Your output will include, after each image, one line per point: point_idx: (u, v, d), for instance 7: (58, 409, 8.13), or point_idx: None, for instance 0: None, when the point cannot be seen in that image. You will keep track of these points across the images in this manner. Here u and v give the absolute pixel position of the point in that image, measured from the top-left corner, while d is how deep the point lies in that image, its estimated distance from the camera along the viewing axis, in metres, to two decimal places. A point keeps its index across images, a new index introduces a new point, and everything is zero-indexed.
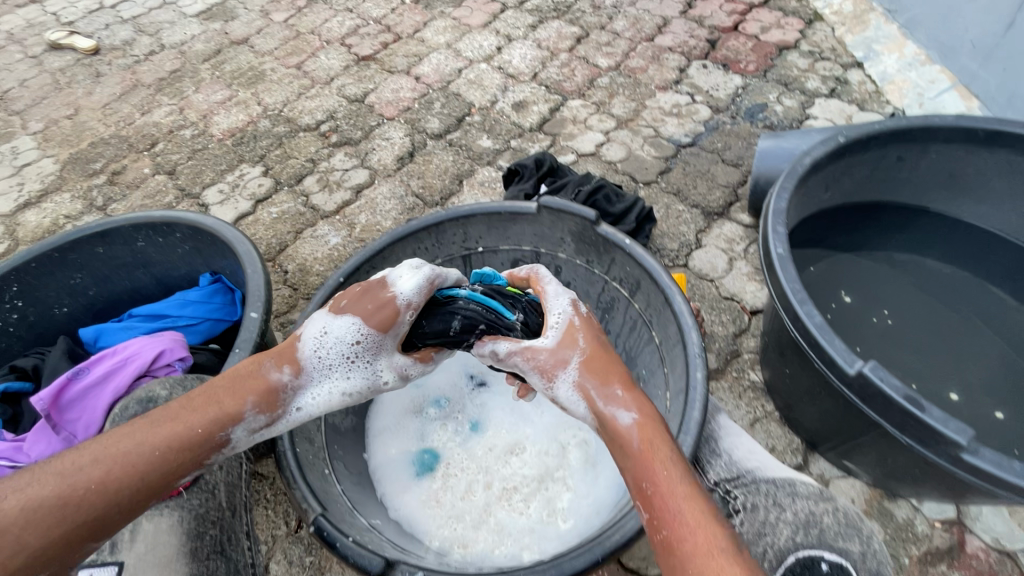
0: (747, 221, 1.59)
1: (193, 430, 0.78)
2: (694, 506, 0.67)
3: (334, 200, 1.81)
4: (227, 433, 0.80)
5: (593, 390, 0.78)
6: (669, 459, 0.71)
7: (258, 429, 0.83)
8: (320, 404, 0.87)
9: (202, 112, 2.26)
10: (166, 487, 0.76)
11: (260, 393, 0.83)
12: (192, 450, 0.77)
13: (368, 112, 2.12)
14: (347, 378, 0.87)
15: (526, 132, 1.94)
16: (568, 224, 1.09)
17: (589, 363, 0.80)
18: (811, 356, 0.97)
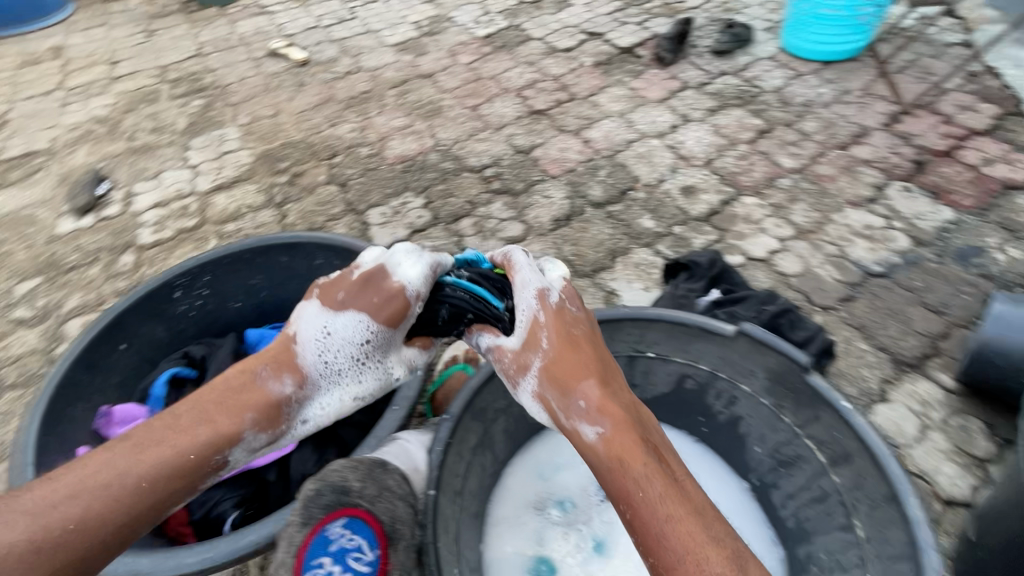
0: (950, 384, 1.35)
1: (189, 454, 0.81)
2: (680, 524, 0.73)
3: (486, 247, 1.81)
4: (223, 454, 0.83)
5: (558, 402, 0.85)
6: (639, 473, 0.77)
7: (260, 441, 0.87)
8: (331, 410, 0.95)
9: (381, 135, 2.42)
10: (161, 513, 0.79)
11: (256, 412, 0.86)
12: (189, 473, 0.81)
13: (532, 165, 2.14)
14: (358, 382, 0.96)
15: (692, 220, 1.84)
16: (766, 360, 0.96)
17: (555, 371, 0.87)
18: None
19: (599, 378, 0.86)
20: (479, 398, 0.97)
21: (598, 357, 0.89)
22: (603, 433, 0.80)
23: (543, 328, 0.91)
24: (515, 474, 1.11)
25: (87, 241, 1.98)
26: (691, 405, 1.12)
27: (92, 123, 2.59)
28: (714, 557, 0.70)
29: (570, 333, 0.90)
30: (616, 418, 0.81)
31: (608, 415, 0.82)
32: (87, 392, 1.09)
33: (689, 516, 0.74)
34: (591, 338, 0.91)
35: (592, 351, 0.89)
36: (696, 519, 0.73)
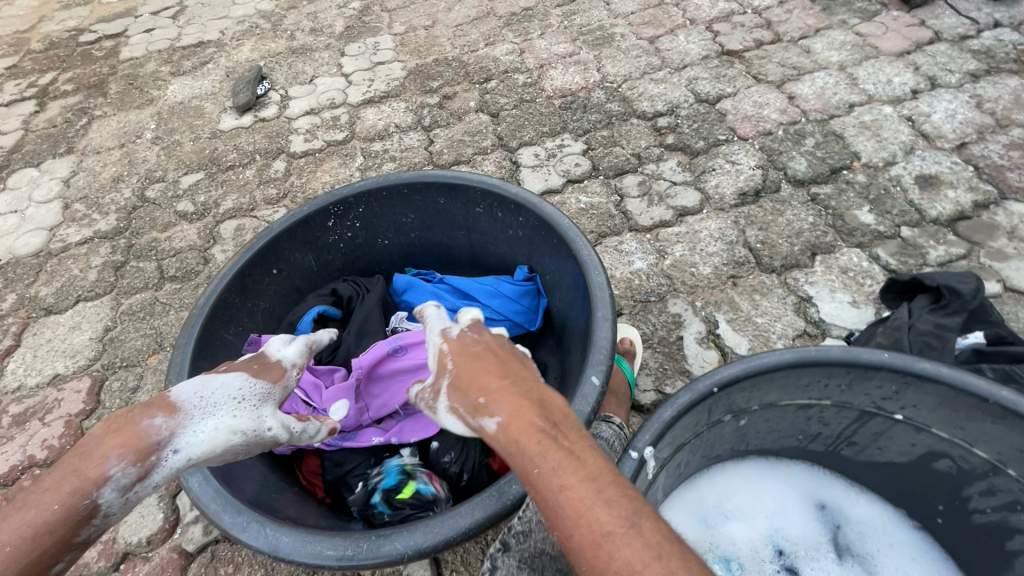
0: None
1: (43, 507, 0.61)
2: (572, 493, 0.54)
3: (651, 214, 1.55)
4: (90, 498, 0.63)
5: (462, 407, 0.65)
6: (532, 449, 0.58)
7: (129, 481, 0.66)
8: (206, 443, 0.73)
9: (541, 61, 2.15)
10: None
11: (125, 441, 0.67)
12: (49, 531, 0.60)
13: (717, 120, 1.78)
14: (233, 418, 0.76)
15: (928, 223, 1.42)
16: None
17: (463, 371, 0.69)
18: None
19: (501, 370, 0.67)
20: (665, 434, 0.73)
21: (504, 359, 0.70)
22: (498, 416, 0.61)
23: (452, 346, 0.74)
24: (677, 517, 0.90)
25: (245, 141, 1.99)
26: (933, 490, 0.85)
27: (257, 17, 2.58)
28: (615, 525, 0.52)
29: (466, 336, 0.75)
30: (508, 400, 0.62)
31: (501, 397, 0.63)
32: (239, 316, 1.04)
33: (586, 479, 0.55)
34: (494, 344, 0.75)
35: (494, 351, 0.73)
36: (595, 480, 0.55)
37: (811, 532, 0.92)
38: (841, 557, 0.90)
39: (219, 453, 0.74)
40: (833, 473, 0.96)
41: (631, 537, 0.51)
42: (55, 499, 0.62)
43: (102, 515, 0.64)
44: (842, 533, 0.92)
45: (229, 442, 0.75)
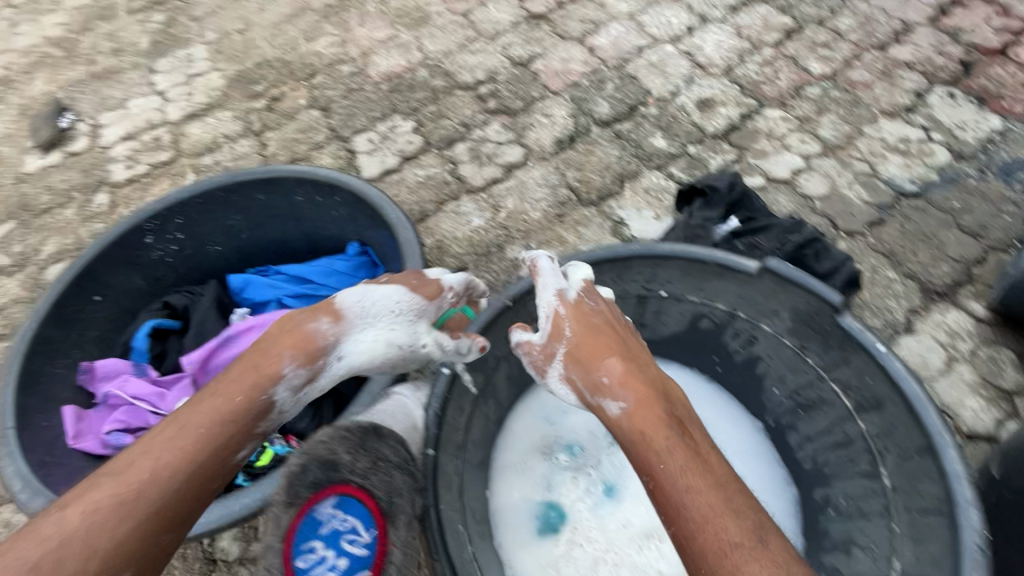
0: (982, 313, 1.25)
1: (230, 400, 0.78)
2: (697, 492, 0.66)
3: (482, 175, 1.68)
4: (266, 395, 0.80)
5: (587, 387, 0.82)
6: (661, 445, 0.71)
7: (298, 381, 0.84)
8: (363, 352, 0.90)
9: (364, 49, 2.18)
10: (217, 472, 0.74)
11: (296, 346, 0.84)
12: (236, 420, 0.77)
13: (531, 80, 1.94)
14: (391, 329, 0.92)
15: (708, 138, 1.67)
16: (792, 298, 0.86)
17: (585, 351, 0.83)
18: None
19: (622, 360, 0.81)
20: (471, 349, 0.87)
21: (624, 344, 0.84)
22: (625, 406, 0.76)
23: (568, 315, 0.86)
24: (521, 419, 1.05)
25: (57, 180, 1.85)
26: (705, 344, 1.05)
27: (46, 45, 2.35)
28: (735, 530, 0.63)
29: (591, 323, 0.86)
30: (641, 395, 0.76)
31: (626, 386, 0.78)
32: (65, 348, 1.03)
33: (706, 480, 0.68)
34: (616, 326, 0.87)
35: (617, 339, 0.85)
36: (718, 483, 0.67)
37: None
38: None
39: (376, 359, 0.91)
40: None
41: (756, 551, 0.62)
42: (238, 395, 0.78)
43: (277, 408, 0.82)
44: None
45: (376, 352, 0.91)
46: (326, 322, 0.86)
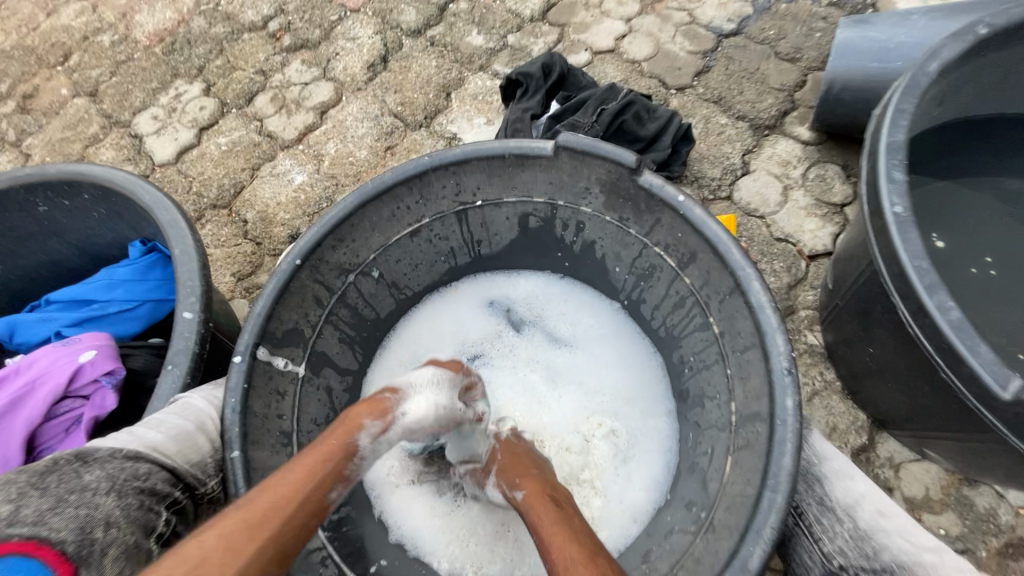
0: (808, 136, 1.26)
1: (323, 448, 0.62)
2: (556, 535, 0.61)
3: (294, 125, 1.47)
4: (355, 442, 0.64)
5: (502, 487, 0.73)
6: (541, 513, 0.65)
7: (374, 440, 0.65)
8: (418, 421, 0.68)
9: (120, 9, 1.77)
10: (320, 513, 0.59)
11: (377, 407, 0.67)
12: (322, 471, 0.60)
13: (325, 2, 1.66)
14: (435, 392, 0.71)
15: (526, 23, 1.52)
16: (596, 171, 0.81)
17: (501, 460, 0.76)
18: (934, 362, 0.64)
19: (529, 461, 0.75)
20: (270, 323, 0.76)
21: (540, 455, 0.79)
22: (522, 489, 0.69)
23: (501, 443, 0.80)
24: (377, 378, 0.96)
25: None
26: (544, 243, 0.98)
27: None
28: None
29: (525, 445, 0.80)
30: (541, 481, 0.70)
31: (528, 476, 0.71)
32: None
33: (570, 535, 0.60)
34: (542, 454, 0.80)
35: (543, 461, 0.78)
36: (572, 530, 0.61)
37: (488, 327, 1.03)
38: (519, 329, 1.03)
39: (423, 422, 0.68)
40: (491, 273, 1.04)
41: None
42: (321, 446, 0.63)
43: (357, 459, 0.64)
44: (514, 310, 1.03)
45: (447, 411, 0.71)
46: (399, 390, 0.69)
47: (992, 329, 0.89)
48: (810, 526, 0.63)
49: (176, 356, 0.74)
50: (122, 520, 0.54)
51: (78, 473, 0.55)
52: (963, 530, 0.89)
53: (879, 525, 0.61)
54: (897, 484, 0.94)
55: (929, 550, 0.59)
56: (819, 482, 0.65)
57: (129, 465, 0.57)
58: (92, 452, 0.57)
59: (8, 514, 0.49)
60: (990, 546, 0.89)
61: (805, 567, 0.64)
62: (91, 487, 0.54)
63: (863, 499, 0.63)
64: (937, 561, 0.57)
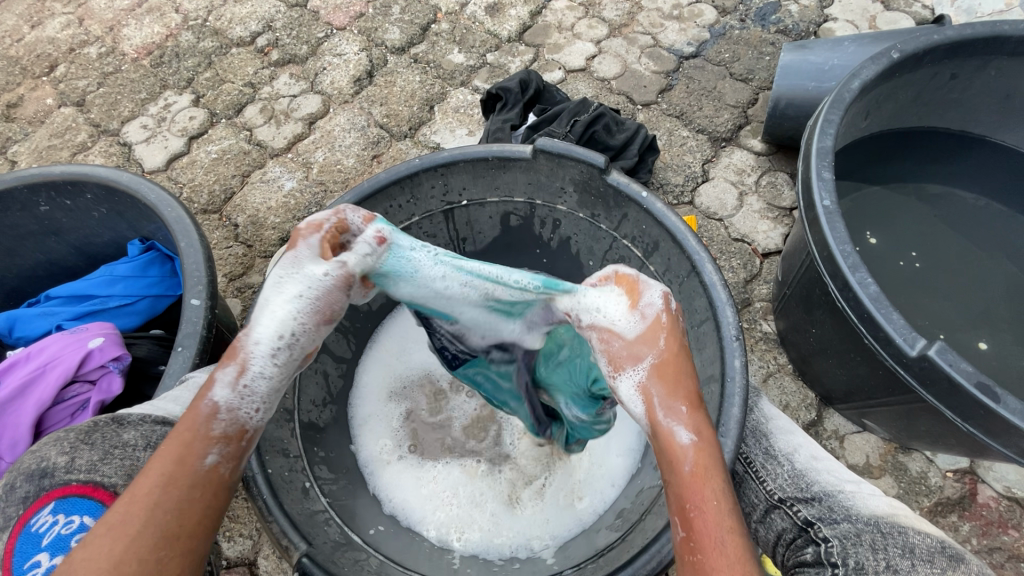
0: (760, 148, 1.39)
1: (186, 420, 0.53)
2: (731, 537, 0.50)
3: (283, 135, 1.54)
4: (217, 396, 0.54)
5: (657, 402, 0.56)
6: (711, 494, 0.52)
7: (247, 385, 0.55)
8: (279, 329, 0.57)
9: (108, 23, 1.82)
10: (208, 479, 0.51)
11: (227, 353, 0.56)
12: (185, 444, 0.51)
13: (312, 20, 1.74)
14: (280, 296, 0.58)
15: (504, 43, 1.63)
16: (570, 172, 0.90)
17: (661, 383, 0.57)
18: (860, 333, 0.75)
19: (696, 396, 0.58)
20: None
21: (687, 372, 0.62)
22: (693, 435, 0.54)
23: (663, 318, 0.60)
24: (369, 368, 1.03)
25: None
26: (524, 240, 1.07)
27: None
28: None
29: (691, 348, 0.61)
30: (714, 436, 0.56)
31: (705, 422, 0.56)
32: None
33: (746, 556, 0.50)
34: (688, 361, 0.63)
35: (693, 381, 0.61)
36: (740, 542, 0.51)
37: None
38: None
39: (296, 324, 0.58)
40: None
41: None
42: (184, 418, 0.53)
43: (230, 413, 0.54)
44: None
45: (304, 306, 0.58)
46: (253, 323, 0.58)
47: (917, 312, 1.02)
48: (756, 470, 0.74)
49: (185, 340, 0.80)
50: None
51: (117, 432, 0.62)
52: (898, 491, 1.01)
53: (811, 465, 0.73)
54: (841, 453, 1.05)
55: (849, 482, 0.72)
56: (764, 438, 0.77)
57: (160, 428, 0.64)
58: (127, 416, 0.64)
59: (66, 463, 0.58)
60: (921, 504, 1.00)
61: (751, 506, 0.74)
62: (131, 444, 0.61)
63: (798, 447, 0.76)
64: (857, 489, 0.70)
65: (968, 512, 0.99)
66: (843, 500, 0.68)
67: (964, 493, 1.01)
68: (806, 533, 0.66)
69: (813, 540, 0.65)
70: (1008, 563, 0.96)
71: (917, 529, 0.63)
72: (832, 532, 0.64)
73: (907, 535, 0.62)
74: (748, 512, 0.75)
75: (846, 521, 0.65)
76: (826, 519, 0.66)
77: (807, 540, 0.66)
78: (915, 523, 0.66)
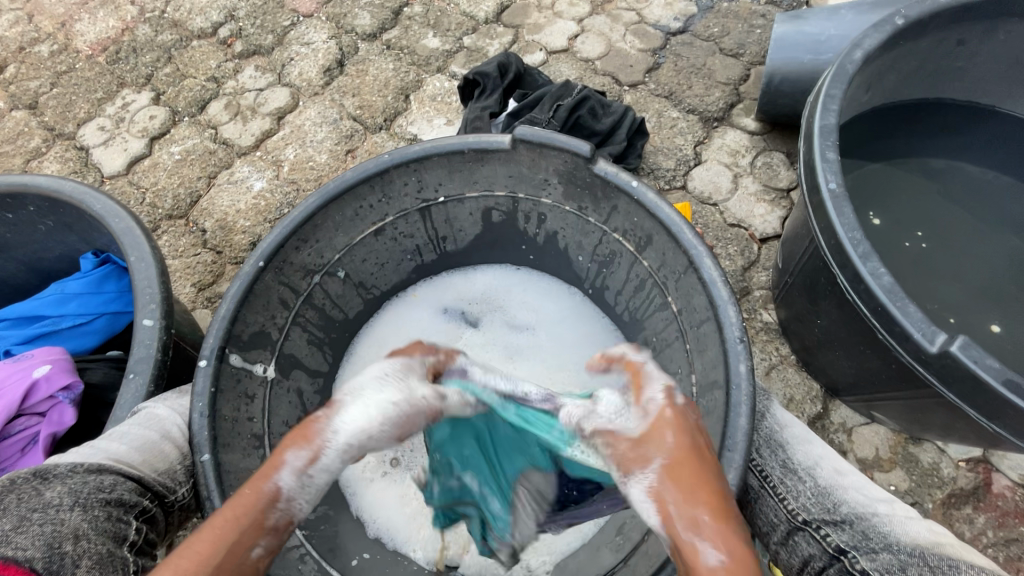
0: (754, 127, 1.32)
1: (243, 503, 0.49)
2: None
3: (250, 132, 1.45)
4: (277, 483, 0.50)
5: (679, 510, 0.47)
6: None
7: (313, 475, 0.51)
8: (357, 429, 0.53)
9: (58, 19, 1.70)
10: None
11: (301, 435, 0.52)
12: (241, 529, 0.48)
13: (276, 7, 1.64)
14: (379, 391, 0.56)
15: (481, 25, 1.54)
16: (554, 162, 0.83)
17: (677, 487, 0.49)
18: (874, 329, 0.68)
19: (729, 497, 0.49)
20: (235, 327, 0.75)
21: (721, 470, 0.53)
22: (723, 556, 0.45)
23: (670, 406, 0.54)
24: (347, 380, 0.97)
25: None
26: (509, 236, 1.00)
27: None
28: None
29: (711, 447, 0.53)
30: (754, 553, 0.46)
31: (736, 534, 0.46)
32: None
33: None
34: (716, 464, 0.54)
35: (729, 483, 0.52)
36: None
37: (446, 331, 1.02)
38: (478, 324, 1.03)
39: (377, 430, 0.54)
40: (449, 272, 1.06)
41: None
42: (242, 496, 0.50)
43: (290, 503, 0.51)
44: (468, 310, 1.04)
45: (393, 414, 0.56)
46: (338, 415, 0.54)
47: (926, 297, 0.96)
48: (775, 486, 0.68)
49: (136, 366, 0.73)
50: (90, 532, 0.54)
51: (38, 490, 0.54)
52: (910, 485, 0.97)
53: (836, 482, 0.68)
54: (850, 447, 1.01)
55: (880, 502, 0.66)
56: (783, 447, 0.71)
57: (92, 478, 0.57)
58: (52, 469, 0.57)
59: None
60: (935, 497, 0.96)
61: (770, 526, 0.68)
62: (55, 503, 0.53)
63: (820, 460, 0.70)
64: (890, 512, 0.64)
65: (983, 502, 0.95)
66: (877, 526, 0.62)
67: (978, 483, 0.96)
68: (839, 562, 0.59)
69: (848, 570, 0.58)
70: None
71: (968, 562, 0.56)
72: (871, 564, 0.58)
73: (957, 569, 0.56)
74: (766, 532, 0.69)
75: (886, 551, 0.59)
76: (862, 548, 0.60)
77: (841, 570, 0.59)
78: (960, 551, 0.59)
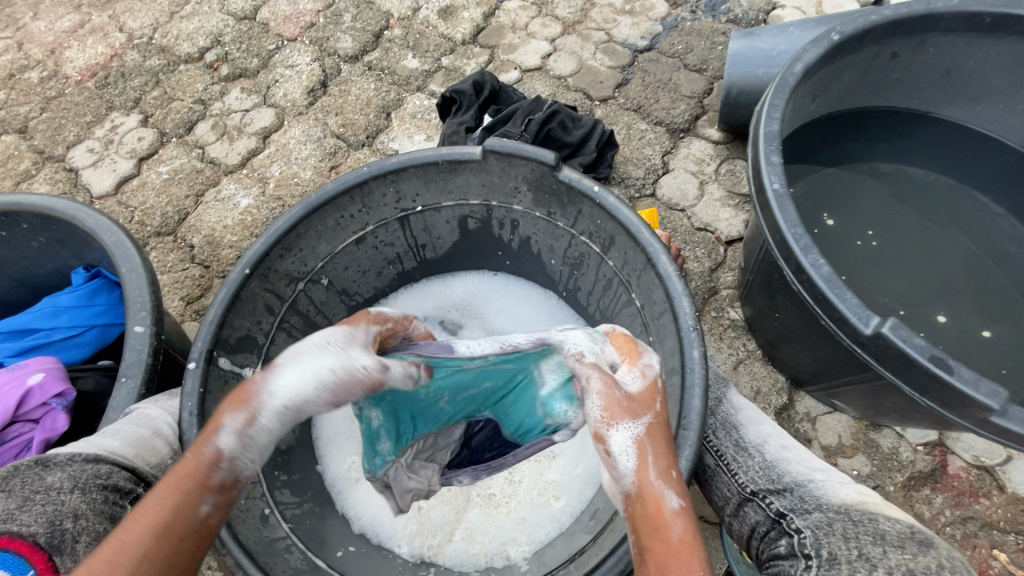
0: (717, 136, 1.40)
1: (184, 466, 0.50)
2: None
3: (237, 150, 1.50)
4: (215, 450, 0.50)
5: (655, 463, 0.55)
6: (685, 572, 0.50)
7: (250, 437, 0.51)
8: (297, 393, 0.51)
9: (48, 46, 1.75)
10: (195, 536, 0.50)
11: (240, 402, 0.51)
12: (182, 496, 0.49)
13: (262, 32, 1.71)
14: (323, 352, 0.54)
15: (458, 46, 1.61)
16: (523, 171, 0.89)
17: (656, 441, 0.56)
18: (817, 315, 0.74)
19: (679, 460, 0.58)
20: (223, 331, 0.79)
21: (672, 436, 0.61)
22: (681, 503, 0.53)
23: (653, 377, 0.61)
24: None
25: None
26: (485, 243, 1.05)
27: None
28: None
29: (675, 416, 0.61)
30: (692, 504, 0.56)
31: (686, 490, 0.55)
32: None
33: None
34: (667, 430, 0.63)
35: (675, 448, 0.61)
36: None
37: None
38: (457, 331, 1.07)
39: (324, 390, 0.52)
40: (429, 280, 1.11)
41: None
42: (184, 461, 0.51)
43: (227, 468, 0.51)
44: (447, 316, 1.08)
45: (331, 380, 0.53)
46: (277, 382, 0.51)
47: (877, 291, 1.03)
48: (728, 463, 0.74)
49: (129, 370, 0.77)
50: (88, 512, 0.59)
51: (40, 475, 0.59)
52: (871, 469, 1.02)
53: (781, 456, 0.73)
54: (815, 435, 1.06)
55: (820, 471, 0.71)
56: (735, 429, 0.77)
57: (90, 466, 0.62)
58: (54, 458, 0.62)
59: None
60: (895, 480, 1.01)
61: (724, 500, 0.74)
62: (55, 486, 0.59)
63: (768, 438, 0.75)
64: (826, 478, 0.69)
65: (940, 484, 1.00)
66: (813, 491, 0.67)
67: (935, 466, 1.02)
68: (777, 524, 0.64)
69: (785, 532, 0.63)
70: (980, 532, 0.97)
71: (886, 515, 0.61)
72: (803, 522, 0.63)
73: (877, 521, 0.61)
74: (722, 506, 0.74)
75: (817, 511, 0.64)
76: (797, 510, 0.65)
77: (780, 532, 0.64)
78: (884, 509, 0.64)
